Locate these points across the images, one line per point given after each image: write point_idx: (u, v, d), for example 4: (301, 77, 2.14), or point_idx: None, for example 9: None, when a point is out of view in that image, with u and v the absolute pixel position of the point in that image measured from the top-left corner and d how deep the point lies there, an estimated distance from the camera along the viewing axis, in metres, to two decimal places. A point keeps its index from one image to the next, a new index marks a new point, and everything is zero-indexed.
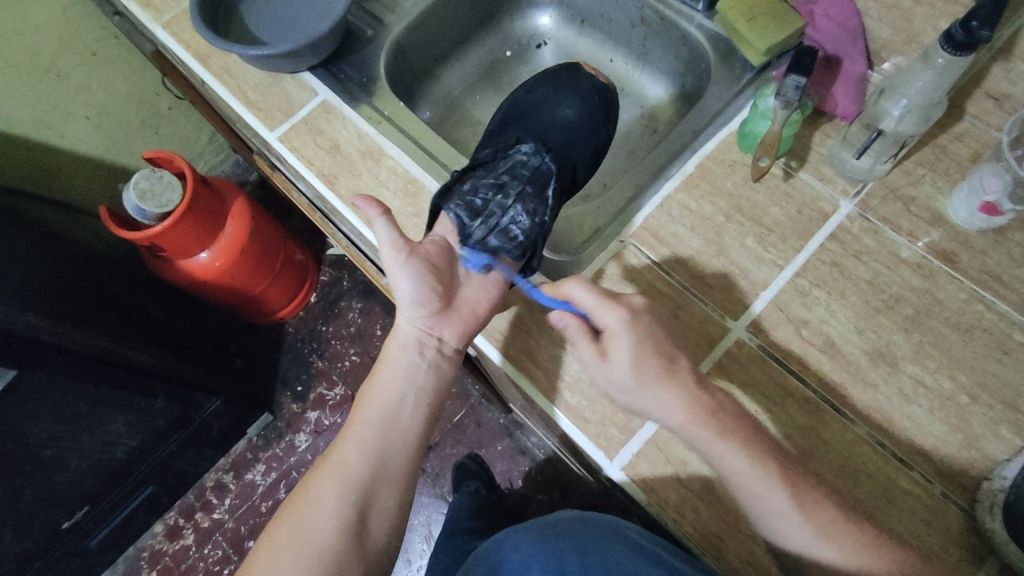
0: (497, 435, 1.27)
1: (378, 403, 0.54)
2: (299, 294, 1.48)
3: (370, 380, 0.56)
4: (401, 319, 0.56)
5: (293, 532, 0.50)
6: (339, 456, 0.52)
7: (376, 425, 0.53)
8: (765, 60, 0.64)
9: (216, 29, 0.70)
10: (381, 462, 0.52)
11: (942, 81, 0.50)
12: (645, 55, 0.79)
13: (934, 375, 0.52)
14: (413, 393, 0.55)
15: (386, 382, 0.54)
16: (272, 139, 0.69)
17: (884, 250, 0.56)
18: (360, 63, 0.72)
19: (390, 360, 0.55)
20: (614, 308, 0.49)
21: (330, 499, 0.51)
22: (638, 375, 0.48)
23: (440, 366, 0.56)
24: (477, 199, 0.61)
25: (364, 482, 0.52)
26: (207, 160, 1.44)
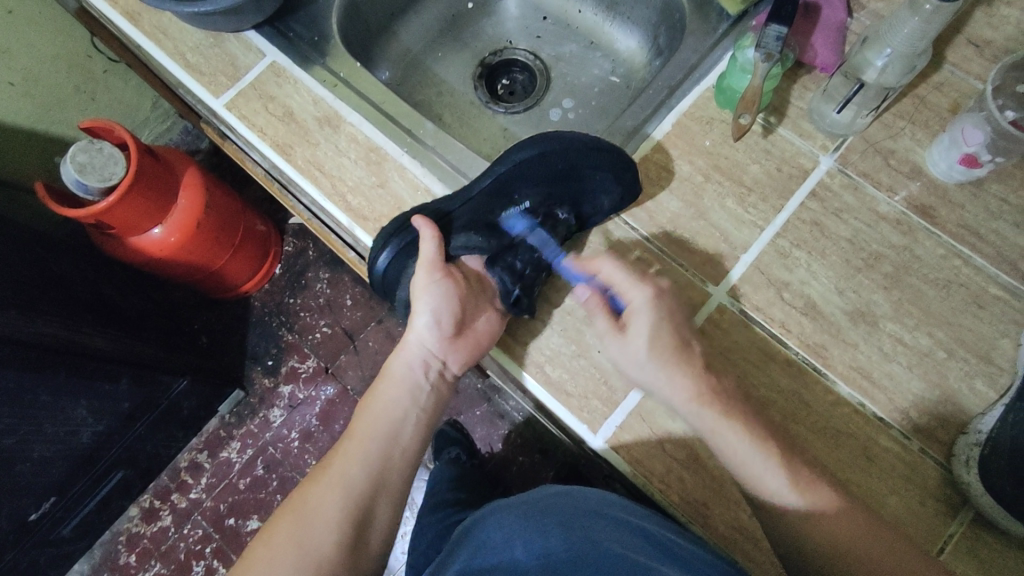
0: (475, 401, 1.27)
1: (382, 418, 0.56)
2: (263, 266, 1.43)
3: (373, 391, 0.58)
4: (414, 337, 0.57)
5: (292, 533, 0.51)
6: (342, 464, 0.54)
7: (381, 436, 0.56)
8: (742, 8, 0.61)
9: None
10: (383, 472, 0.55)
11: (928, 29, 0.48)
12: (615, 5, 0.74)
13: (913, 332, 0.52)
14: (415, 413, 0.57)
15: (392, 398, 0.57)
16: (218, 107, 0.63)
17: (863, 208, 0.55)
18: (310, 20, 0.66)
19: (396, 375, 0.57)
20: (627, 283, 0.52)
21: (335, 505, 0.53)
22: (653, 357, 0.50)
23: (439, 388, 0.59)
24: (518, 262, 0.54)
25: (366, 493, 0.54)
26: (152, 129, 1.36)
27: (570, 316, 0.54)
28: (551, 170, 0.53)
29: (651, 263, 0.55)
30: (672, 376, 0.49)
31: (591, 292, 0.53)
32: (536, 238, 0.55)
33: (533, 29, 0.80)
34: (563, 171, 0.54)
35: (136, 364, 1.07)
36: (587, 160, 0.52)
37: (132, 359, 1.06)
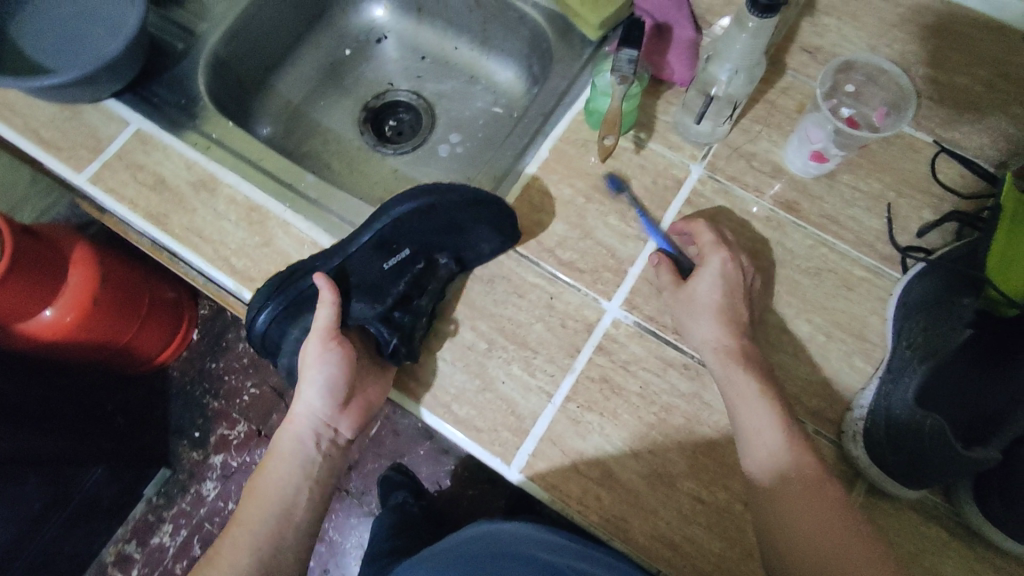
0: (418, 440, 1.25)
1: (273, 496, 0.56)
2: (177, 333, 1.36)
3: (263, 464, 0.57)
4: (301, 407, 0.56)
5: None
6: (235, 548, 0.54)
7: (271, 516, 0.55)
8: (602, 34, 0.64)
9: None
10: (274, 554, 0.55)
11: (757, 43, 0.52)
12: (488, 40, 0.76)
13: (794, 320, 0.55)
14: (307, 485, 0.57)
15: (283, 471, 0.56)
16: (82, 182, 0.60)
17: (735, 209, 0.58)
18: (175, 82, 0.64)
19: (285, 448, 0.56)
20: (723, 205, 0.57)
21: None
22: (705, 307, 0.52)
23: (331, 453, 0.59)
24: (398, 312, 0.53)
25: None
26: (34, 204, 1.28)
27: (471, 352, 0.54)
28: (432, 220, 0.52)
29: (546, 288, 0.56)
30: (705, 326, 0.52)
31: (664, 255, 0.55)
32: (419, 287, 0.54)
33: (413, 69, 0.80)
34: (444, 222, 0.52)
35: (42, 463, 1.02)
36: (470, 212, 0.51)
37: (38, 458, 1.01)
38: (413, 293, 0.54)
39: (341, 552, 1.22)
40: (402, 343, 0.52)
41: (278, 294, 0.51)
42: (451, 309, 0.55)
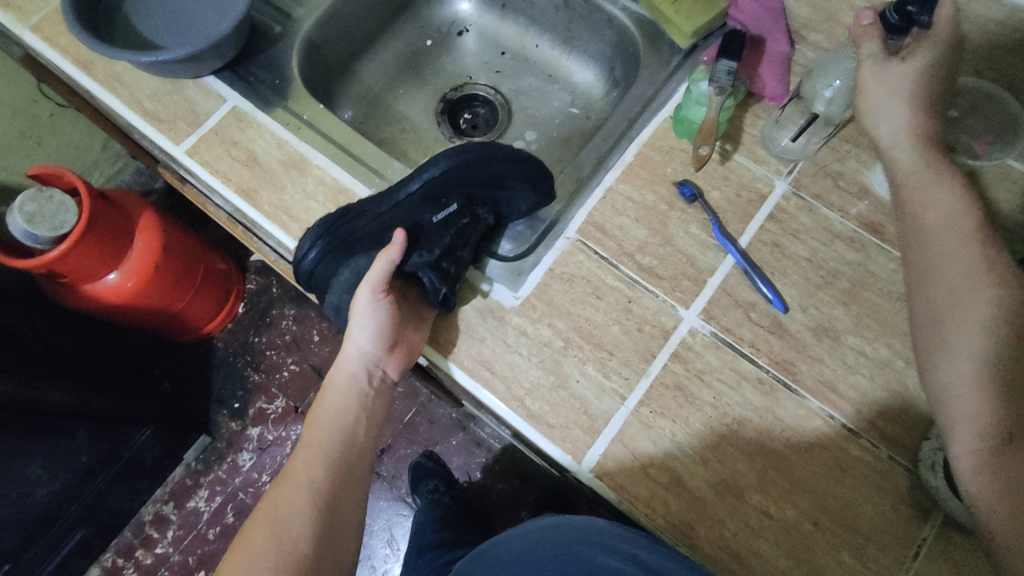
0: (451, 430, 1.27)
1: (331, 426, 0.58)
2: (226, 306, 1.40)
3: (319, 404, 0.59)
4: (352, 347, 0.57)
5: (266, 539, 0.53)
6: (303, 471, 0.56)
7: (334, 440, 0.57)
8: (693, 41, 0.64)
9: (94, 19, 0.61)
10: (340, 472, 0.57)
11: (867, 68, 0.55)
12: (571, 40, 0.76)
13: (873, 344, 0.54)
14: (360, 419, 0.59)
15: (338, 407, 0.58)
16: (179, 153, 0.62)
17: (819, 227, 0.58)
18: (270, 64, 0.66)
19: (338, 386, 0.58)
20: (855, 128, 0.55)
21: (304, 508, 0.54)
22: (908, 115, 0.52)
23: (381, 391, 0.60)
24: (447, 262, 0.55)
25: (330, 491, 0.56)
26: (103, 171, 1.40)
27: (547, 348, 0.55)
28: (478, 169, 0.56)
29: (624, 292, 0.56)
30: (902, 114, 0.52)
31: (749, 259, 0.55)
32: (463, 240, 0.57)
33: (492, 65, 0.81)
34: (486, 177, 0.56)
35: (93, 418, 1.05)
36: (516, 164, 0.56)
37: (88, 412, 1.04)
38: (458, 245, 0.56)
39: (369, 532, 1.24)
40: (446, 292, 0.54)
41: (332, 233, 0.53)
42: (529, 305, 0.56)
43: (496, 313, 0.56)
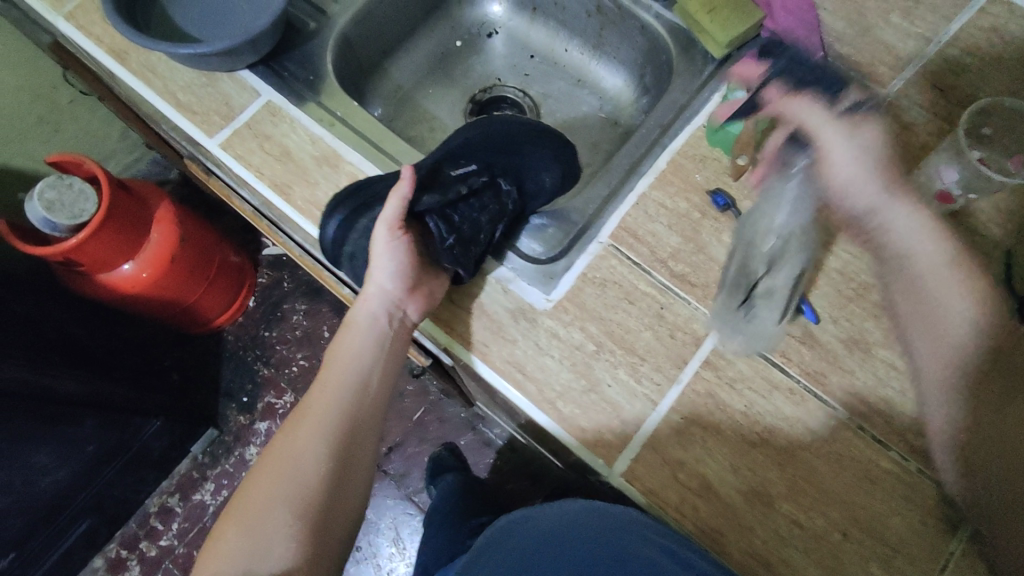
0: (460, 429, 1.28)
1: (348, 366, 0.58)
2: (237, 299, 1.39)
3: (337, 342, 0.60)
4: (371, 289, 0.58)
5: (277, 479, 0.53)
6: (318, 414, 0.56)
7: (350, 380, 0.58)
8: (726, 52, 0.64)
9: (132, 14, 0.60)
10: (355, 413, 0.57)
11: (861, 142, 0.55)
12: (600, 46, 0.77)
13: (903, 358, 0.55)
14: (378, 362, 0.59)
15: (356, 345, 0.59)
16: (213, 146, 0.62)
17: (850, 240, 0.59)
18: (304, 59, 0.66)
19: (357, 327, 0.59)
20: (877, 179, 0.55)
21: (315, 447, 0.55)
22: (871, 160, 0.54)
23: (399, 336, 0.60)
24: (458, 217, 0.59)
25: (343, 432, 0.56)
26: (120, 160, 1.41)
27: (580, 352, 0.55)
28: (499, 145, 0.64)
29: (657, 298, 0.57)
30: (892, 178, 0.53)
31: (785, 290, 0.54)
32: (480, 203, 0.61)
33: (521, 68, 0.82)
34: (504, 143, 0.64)
35: (103, 407, 1.06)
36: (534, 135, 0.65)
37: (99, 402, 1.05)
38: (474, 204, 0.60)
39: (375, 530, 1.24)
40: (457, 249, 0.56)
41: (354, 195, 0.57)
42: (562, 308, 0.56)
43: (530, 316, 0.56)
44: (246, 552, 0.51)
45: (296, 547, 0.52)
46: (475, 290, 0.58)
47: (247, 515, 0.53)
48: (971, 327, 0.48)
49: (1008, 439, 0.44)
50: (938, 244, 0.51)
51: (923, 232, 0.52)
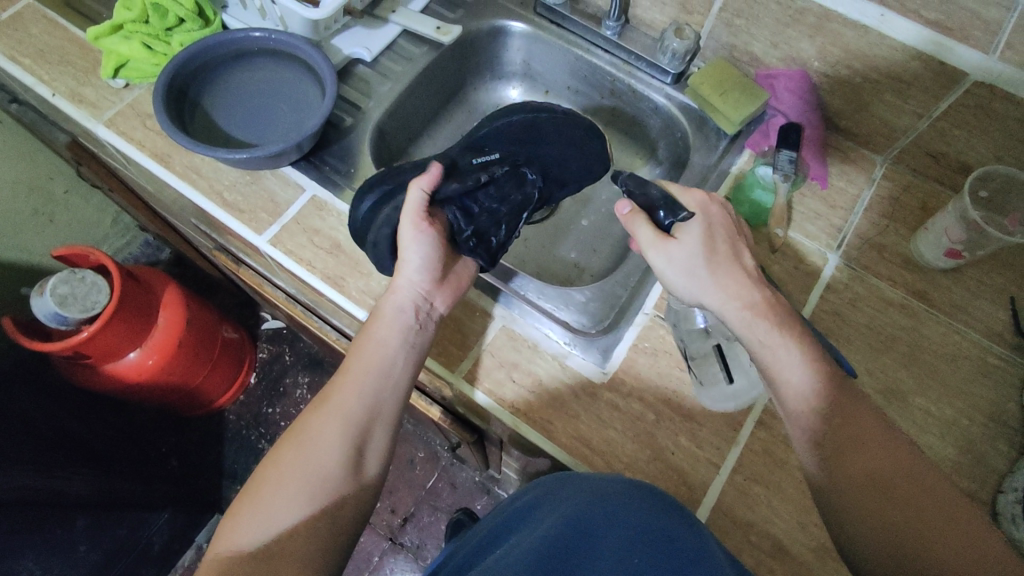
0: (475, 494, 1.27)
1: (373, 353, 0.53)
2: (239, 377, 1.36)
3: (366, 332, 0.54)
4: (399, 278, 0.56)
5: (294, 461, 0.48)
6: (340, 400, 0.50)
7: (376, 367, 0.52)
8: (737, 128, 0.70)
9: (179, 110, 0.65)
10: (379, 404, 0.51)
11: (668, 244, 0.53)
12: (612, 123, 0.83)
13: (937, 404, 0.58)
14: (406, 352, 0.54)
15: (382, 336, 0.54)
16: (262, 243, 0.64)
17: (872, 296, 0.63)
18: (343, 152, 0.69)
19: (386, 316, 0.55)
20: (756, 289, 0.51)
21: (334, 436, 0.49)
22: (696, 264, 0.52)
23: (427, 327, 0.56)
24: (475, 206, 0.59)
25: (366, 421, 0.50)
26: (111, 245, 1.38)
27: (640, 421, 0.58)
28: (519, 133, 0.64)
29: None
30: (720, 282, 0.51)
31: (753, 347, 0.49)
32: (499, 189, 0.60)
33: None
34: (523, 133, 0.64)
35: (111, 505, 1.02)
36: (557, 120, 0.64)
37: (107, 499, 1.01)
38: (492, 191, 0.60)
39: None
40: (479, 244, 0.58)
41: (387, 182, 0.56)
42: (619, 380, 0.59)
43: (588, 390, 0.59)
44: (257, 532, 0.45)
45: (311, 532, 0.46)
46: (531, 367, 0.60)
47: (261, 492, 0.47)
48: (816, 395, 0.46)
49: (871, 474, 0.43)
50: (785, 343, 0.48)
51: (755, 332, 0.49)
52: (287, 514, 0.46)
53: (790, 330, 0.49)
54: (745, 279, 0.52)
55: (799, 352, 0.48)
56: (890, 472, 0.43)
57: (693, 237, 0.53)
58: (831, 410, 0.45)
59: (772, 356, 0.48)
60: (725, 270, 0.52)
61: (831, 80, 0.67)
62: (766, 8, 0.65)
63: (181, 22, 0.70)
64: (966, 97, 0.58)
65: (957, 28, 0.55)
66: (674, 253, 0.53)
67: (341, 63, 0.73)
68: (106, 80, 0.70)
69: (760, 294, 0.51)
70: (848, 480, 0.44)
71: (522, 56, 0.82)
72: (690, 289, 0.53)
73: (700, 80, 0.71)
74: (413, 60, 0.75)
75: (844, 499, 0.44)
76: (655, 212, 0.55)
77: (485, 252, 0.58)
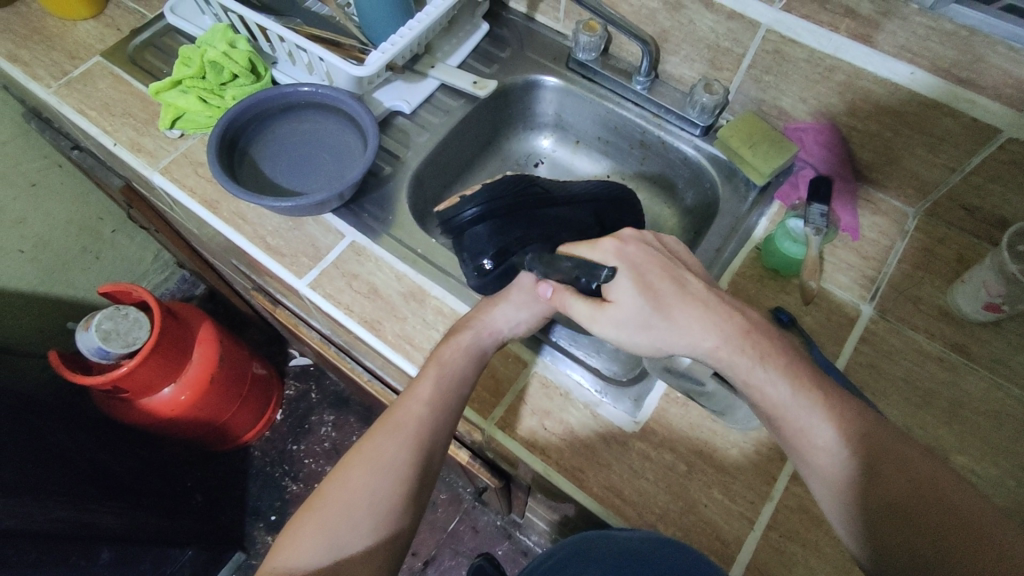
0: (496, 539, 1.25)
1: (453, 384, 0.54)
2: (265, 415, 1.38)
3: (445, 360, 0.55)
4: (499, 319, 0.57)
5: (362, 483, 0.48)
6: (411, 426, 0.51)
7: (453, 397, 0.53)
8: (766, 180, 0.71)
9: (230, 161, 0.68)
10: (445, 430, 0.53)
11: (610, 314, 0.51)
12: (642, 172, 0.85)
13: (981, 462, 0.57)
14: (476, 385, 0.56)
15: (463, 368, 0.55)
16: (303, 286, 0.66)
17: (909, 349, 0.63)
18: (381, 199, 0.72)
19: (471, 348, 0.56)
20: (726, 319, 0.50)
21: (404, 461, 0.50)
22: (651, 314, 0.50)
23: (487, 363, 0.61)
24: None
25: (432, 448, 0.52)
26: (151, 280, 1.43)
27: (672, 472, 0.57)
28: (619, 206, 0.67)
29: None
30: (685, 326, 0.50)
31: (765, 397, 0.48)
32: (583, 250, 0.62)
33: None
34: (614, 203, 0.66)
35: (142, 540, 1.03)
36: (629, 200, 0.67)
37: (138, 535, 1.03)
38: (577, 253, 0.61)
39: None
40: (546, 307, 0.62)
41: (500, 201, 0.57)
42: (650, 429, 0.59)
43: (619, 439, 0.59)
44: (322, 554, 0.45)
45: (374, 559, 0.47)
46: (563, 414, 0.60)
47: (329, 511, 0.47)
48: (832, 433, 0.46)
49: (897, 504, 0.44)
50: (769, 375, 0.48)
51: (735, 370, 0.48)
52: (355, 535, 0.47)
53: (776, 360, 0.48)
54: (705, 309, 0.50)
55: (791, 388, 0.47)
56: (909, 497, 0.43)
57: (628, 295, 0.51)
58: (850, 440, 0.45)
59: (761, 396, 0.48)
60: (681, 310, 0.50)
61: (861, 134, 0.68)
62: (795, 65, 0.66)
63: (234, 77, 0.74)
64: (1000, 151, 0.59)
65: (989, 86, 0.56)
66: (617, 318, 0.51)
67: (382, 115, 0.77)
68: (163, 131, 0.74)
69: (731, 324, 0.50)
70: (871, 506, 0.44)
71: (553, 108, 0.85)
72: (657, 344, 0.51)
73: (729, 132, 0.72)
74: (450, 113, 0.78)
75: (873, 528, 0.44)
76: (576, 280, 0.54)
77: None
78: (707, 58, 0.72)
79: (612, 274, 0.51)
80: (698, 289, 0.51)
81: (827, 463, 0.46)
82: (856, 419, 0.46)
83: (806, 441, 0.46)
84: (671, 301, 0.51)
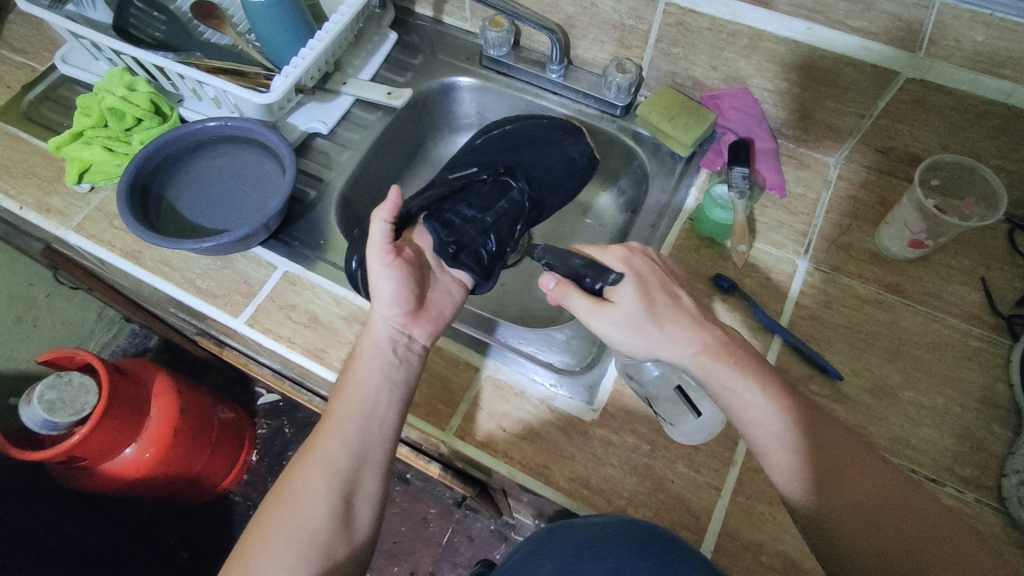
0: (493, 543, 1.24)
1: (354, 395, 0.53)
2: (242, 457, 1.33)
3: (346, 374, 0.54)
4: (376, 317, 0.56)
5: (280, 519, 0.48)
6: (322, 452, 0.50)
7: (357, 413, 0.52)
8: (691, 150, 0.72)
9: (146, 208, 0.66)
10: (362, 449, 0.51)
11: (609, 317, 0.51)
12: None
13: (927, 394, 0.58)
14: (387, 389, 0.54)
15: (359, 377, 0.54)
16: (240, 326, 0.64)
17: (847, 295, 0.64)
18: (310, 225, 0.70)
19: (363, 355, 0.55)
20: (704, 330, 0.51)
21: (320, 489, 0.49)
22: (649, 321, 0.51)
23: (410, 361, 0.56)
24: (456, 220, 0.62)
25: (350, 469, 0.50)
26: (98, 339, 1.37)
27: (635, 454, 0.57)
28: (516, 142, 0.74)
29: None
30: (672, 333, 0.50)
31: (738, 402, 0.48)
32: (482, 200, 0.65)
33: None
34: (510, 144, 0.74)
35: None
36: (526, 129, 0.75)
37: None
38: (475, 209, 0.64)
39: None
40: (461, 252, 0.60)
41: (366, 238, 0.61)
42: (609, 414, 0.59)
43: (580, 429, 0.58)
44: None
45: None
46: (521, 414, 0.60)
47: (248, 556, 0.47)
48: (779, 414, 0.47)
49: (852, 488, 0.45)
50: (744, 383, 0.48)
51: (712, 377, 0.49)
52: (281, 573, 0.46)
53: (751, 370, 0.49)
54: (693, 323, 0.51)
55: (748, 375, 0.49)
56: (868, 492, 0.45)
57: (630, 298, 0.52)
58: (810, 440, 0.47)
59: (737, 401, 0.48)
60: (673, 319, 0.51)
61: (772, 94, 0.69)
62: (699, 34, 0.67)
63: (139, 121, 0.71)
64: (901, 93, 0.61)
65: (883, 31, 0.57)
66: (614, 318, 0.51)
67: (299, 139, 0.75)
68: (72, 186, 0.71)
69: (708, 335, 0.50)
70: (829, 501, 0.45)
71: (475, 108, 0.84)
72: (645, 351, 0.51)
73: (647, 108, 0.73)
74: (369, 127, 0.77)
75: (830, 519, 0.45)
76: (581, 280, 0.54)
77: (471, 260, 0.60)
78: (615, 39, 0.72)
79: (621, 277, 0.52)
80: (688, 304, 0.52)
81: (789, 460, 0.47)
82: (797, 400, 0.48)
83: (762, 427, 0.47)
84: (672, 310, 0.51)
